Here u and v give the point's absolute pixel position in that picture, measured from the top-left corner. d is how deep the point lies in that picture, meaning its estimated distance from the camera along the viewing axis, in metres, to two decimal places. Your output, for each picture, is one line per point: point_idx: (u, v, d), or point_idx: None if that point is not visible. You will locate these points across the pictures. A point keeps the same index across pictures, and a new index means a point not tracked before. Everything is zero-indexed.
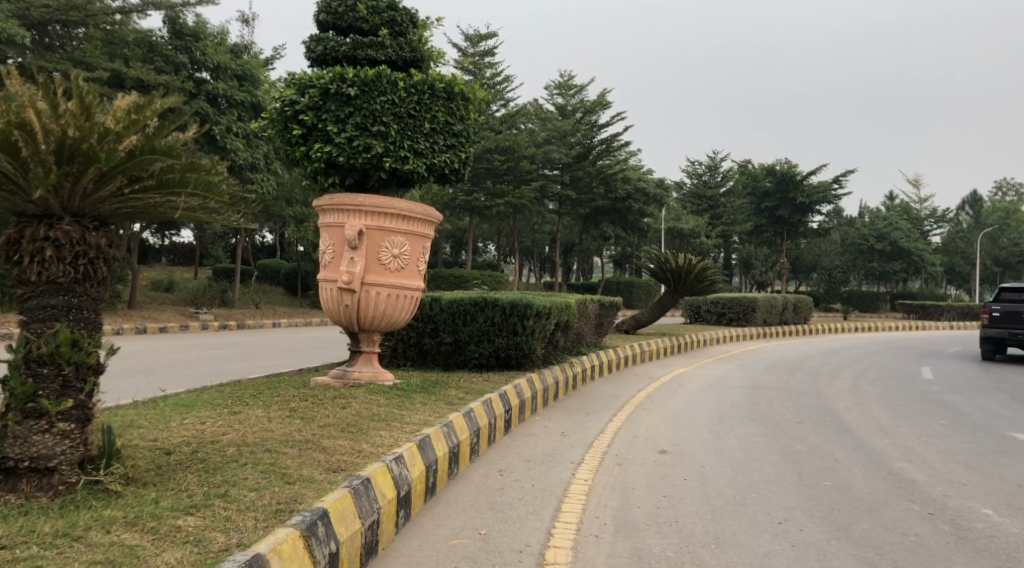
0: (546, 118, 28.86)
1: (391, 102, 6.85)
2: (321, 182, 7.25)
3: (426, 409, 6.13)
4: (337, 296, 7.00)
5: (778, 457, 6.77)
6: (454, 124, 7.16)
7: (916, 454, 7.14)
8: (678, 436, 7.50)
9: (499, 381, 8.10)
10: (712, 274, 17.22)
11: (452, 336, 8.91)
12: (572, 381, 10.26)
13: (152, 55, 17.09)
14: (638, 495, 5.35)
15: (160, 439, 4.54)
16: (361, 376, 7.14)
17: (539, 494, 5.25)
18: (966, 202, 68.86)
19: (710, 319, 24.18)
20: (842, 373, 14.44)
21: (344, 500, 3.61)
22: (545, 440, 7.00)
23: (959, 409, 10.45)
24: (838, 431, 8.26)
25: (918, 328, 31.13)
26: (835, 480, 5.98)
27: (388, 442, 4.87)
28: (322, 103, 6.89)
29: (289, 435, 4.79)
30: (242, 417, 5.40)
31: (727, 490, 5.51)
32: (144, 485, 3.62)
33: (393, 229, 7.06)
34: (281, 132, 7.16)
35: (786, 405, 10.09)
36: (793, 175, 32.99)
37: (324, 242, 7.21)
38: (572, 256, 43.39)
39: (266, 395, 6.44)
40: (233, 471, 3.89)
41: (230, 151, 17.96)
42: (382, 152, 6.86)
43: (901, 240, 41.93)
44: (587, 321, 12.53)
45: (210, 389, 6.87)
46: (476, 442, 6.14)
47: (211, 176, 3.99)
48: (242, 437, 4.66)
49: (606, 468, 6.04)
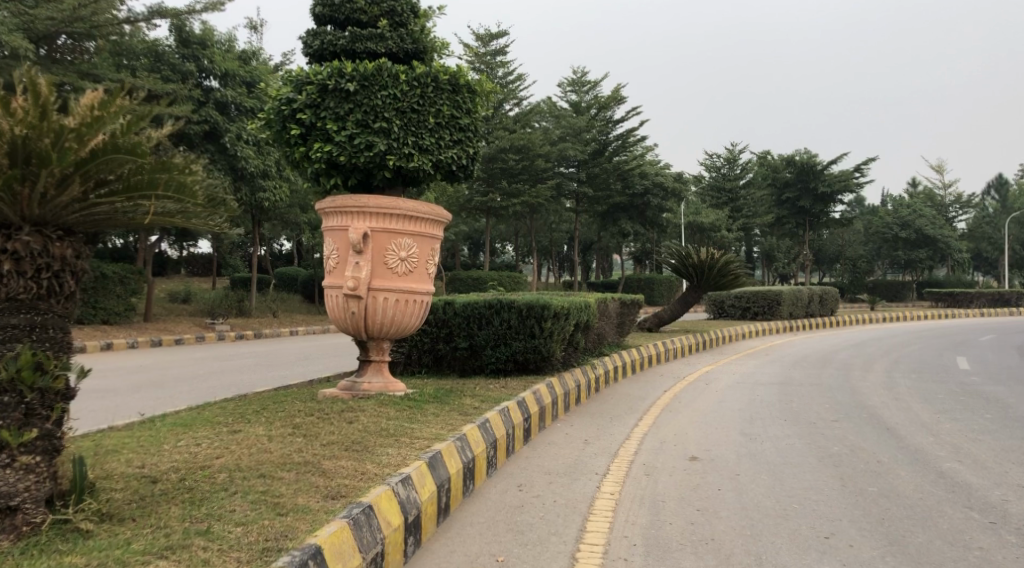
0: (560, 116, 27.86)
1: (392, 97, 6.47)
2: (322, 184, 6.89)
3: (439, 421, 5.73)
4: (343, 304, 6.63)
5: (818, 461, 6.31)
6: (460, 118, 6.78)
7: (966, 454, 6.61)
8: (709, 440, 7.06)
9: (517, 387, 7.69)
10: (735, 268, 16.69)
11: (468, 340, 8.53)
12: (593, 383, 9.85)
13: (160, 65, 16.82)
14: (669, 509, 4.93)
15: (147, 466, 4.19)
16: (370, 388, 6.78)
17: (561, 512, 4.84)
18: (990, 186, 67.42)
19: (734, 314, 23.67)
20: (875, 366, 13.88)
21: (341, 534, 3.23)
22: (567, 449, 6.59)
23: (1002, 401, 9.88)
24: (878, 430, 7.75)
25: (948, 316, 30.33)
26: (882, 486, 5.49)
27: (395, 461, 4.47)
28: (320, 100, 6.52)
29: (287, 457, 4.43)
30: (241, 437, 5.05)
31: (766, 501, 5.07)
32: (119, 523, 3.27)
33: (399, 230, 6.68)
34: (280, 133, 6.83)
35: (821, 402, 9.60)
36: (814, 165, 32.31)
37: (328, 247, 6.84)
38: (591, 254, 42.98)
39: (270, 411, 6.09)
40: (220, 503, 3.52)
41: (242, 159, 17.91)
42: (385, 150, 6.48)
43: (927, 227, 40.94)
44: (608, 321, 12.10)
45: (213, 406, 6.53)
46: (493, 455, 5.74)
47: (186, 178, 3.64)
48: (236, 461, 4.30)
49: (633, 480, 5.62)
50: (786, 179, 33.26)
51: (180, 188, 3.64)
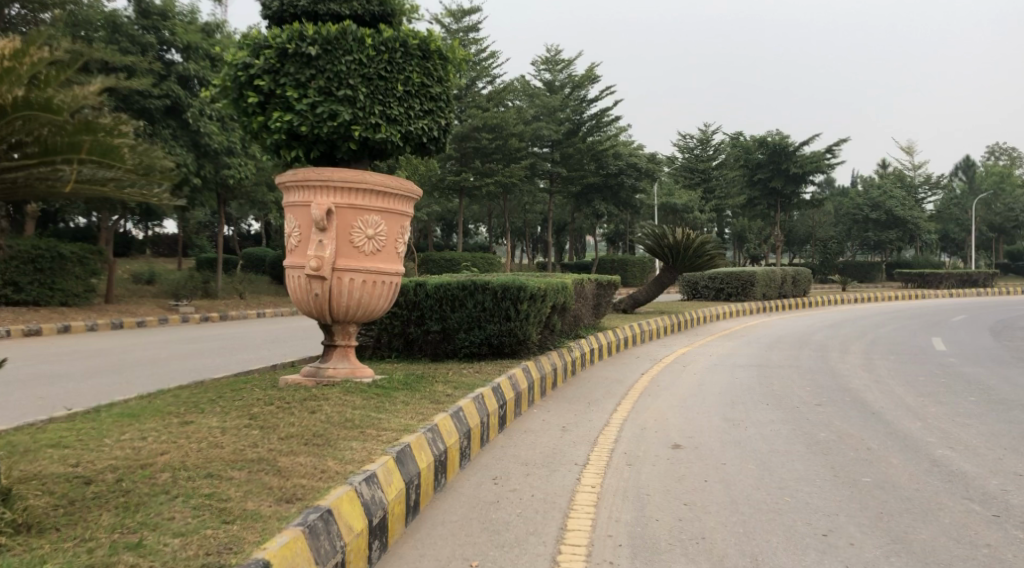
0: (535, 95, 27.58)
1: (358, 62, 6.02)
2: (283, 157, 6.42)
3: (408, 410, 5.36)
4: (305, 285, 6.19)
5: (806, 449, 6.04)
6: (432, 86, 6.36)
7: (956, 440, 6.40)
8: (690, 427, 6.77)
9: (491, 373, 7.34)
10: (711, 248, 16.45)
11: (440, 323, 8.16)
12: (569, 367, 9.54)
13: (118, 36, 15.85)
14: (655, 504, 4.61)
15: (81, 465, 3.77)
16: (335, 373, 6.39)
17: (539, 508, 4.50)
18: (957, 169, 67.94)
19: (708, 296, 23.57)
20: (852, 347, 13.74)
21: (294, 545, 2.86)
22: (545, 438, 6.26)
23: (985, 383, 9.73)
24: (863, 415, 7.53)
25: (919, 297, 30.41)
26: (876, 476, 5.24)
27: (359, 456, 4.09)
28: (280, 66, 6.07)
29: (239, 453, 4.02)
30: (192, 430, 4.64)
31: (757, 494, 4.79)
32: (39, 535, 2.86)
33: (366, 207, 6.26)
34: (237, 102, 6.34)
35: (802, 385, 9.39)
36: (786, 146, 32.21)
37: (290, 224, 6.39)
38: (565, 234, 42.72)
39: (227, 400, 5.67)
40: (157, 509, 3.12)
41: (206, 136, 17.31)
42: (350, 119, 6.03)
43: (897, 209, 41.15)
44: (584, 302, 11.78)
45: (166, 394, 6.09)
46: (467, 446, 5.39)
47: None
48: (183, 458, 3.89)
49: (615, 471, 5.31)
50: (759, 160, 33.15)
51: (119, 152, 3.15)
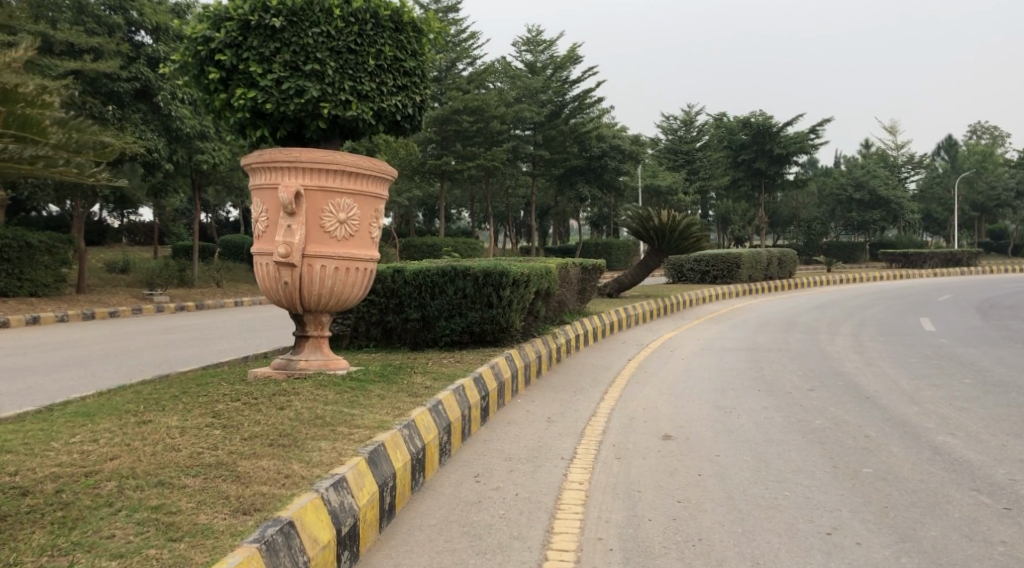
0: (516, 76, 27.16)
1: (325, 35, 5.64)
2: (248, 136, 6.03)
3: (383, 405, 5.04)
4: (274, 273, 5.85)
5: (802, 437, 5.81)
6: (406, 61, 6.00)
7: (956, 425, 6.20)
8: (681, 415, 6.51)
9: (474, 362, 7.04)
10: (697, 230, 16.20)
11: (419, 311, 7.85)
12: (554, 354, 9.25)
13: (83, 17, 15.25)
14: (648, 502, 4.35)
15: (20, 474, 3.40)
16: (308, 366, 6.05)
17: (524, 509, 4.22)
18: (939, 149, 68.03)
19: (694, 278, 23.43)
20: (841, 329, 13.57)
21: (249, 564, 2.54)
22: (530, 430, 5.97)
23: (979, 365, 9.56)
24: (858, 399, 7.33)
25: (903, 277, 30.35)
26: (877, 466, 5.04)
27: (327, 458, 3.77)
28: (242, 39, 5.67)
29: (196, 458, 3.67)
30: (149, 430, 4.30)
31: (754, 488, 4.57)
32: None
33: (338, 189, 5.90)
34: (198, 79, 5.92)
35: (793, 369, 9.20)
36: (769, 126, 32.01)
37: (257, 209, 6.02)
38: (548, 218, 42.42)
39: (191, 395, 5.34)
40: (96, 526, 2.78)
41: (178, 120, 16.82)
42: (318, 96, 5.66)
43: (879, 188, 41.14)
44: (569, 287, 11.48)
45: (128, 390, 5.73)
46: (447, 441, 5.09)
47: (36, 111, 3.20)
48: (134, 464, 3.54)
49: (604, 465, 5.03)
50: (742, 141, 32.94)
51: (60, 121, 3.32)
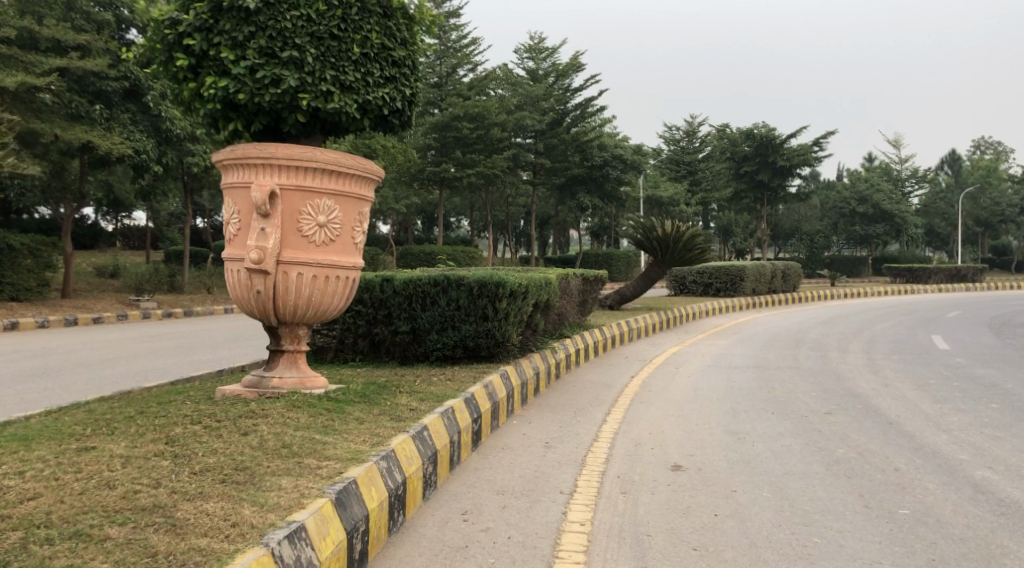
0: (517, 83, 26.67)
1: (306, 18, 5.12)
2: (220, 130, 5.53)
3: (359, 431, 4.48)
4: (245, 281, 5.29)
5: (826, 470, 5.24)
6: (394, 50, 5.48)
7: (993, 457, 5.65)
8: (690, 442, 5.95)
9: (465, 379, 6.49)
10: (702, 242, 15.62)
11: (409, 323, 7.29)
12: (552, 370, 8.68)
13: (72, 13, 14.70)
14: (658, 549, 3.79)
15: None
16: (282, 384, 5.50)
17: (516, 557, 3.65)
18: (942, 163, 67.64)
19: (696, 291, 22.91)
20: (851, 345, 13.00)
21: None
22: (525, 458, 5.41)
23: (1003, 387, 8.97)
24: (881, 425, 6.76)
25: (908, 293, 29.79)
26: (915, 507, 4.46)
27: (285, 501, 3.19)
28: (213, 22, 5.14)
29: (130, 500, 3.10)
30: (87, 461, 3.73)
31: (779, 534, 4.00)
32: None
33: (318, 189, 5.35)
34: (166, 67, 5.39)
35: (805, 389, 8.64)
36: (772, 138, 31.53)
37: (229, 209, 5.47)
38: (549, 227, 41.96)
39: (147, 416, 4.78)
40: None
41: (167, 121, 16.25)
42: (297, 86, 5.13)
43: (884, 203, 40.58)
44: (569, 299, 10.93)
45: (80, 409, 5.17)
46: (432, 472, 4.53)
47: None
48: (52, 508, 2.96)
49: (608, 502, 4.47)
50: (745, 152, 32.42)
51: None
